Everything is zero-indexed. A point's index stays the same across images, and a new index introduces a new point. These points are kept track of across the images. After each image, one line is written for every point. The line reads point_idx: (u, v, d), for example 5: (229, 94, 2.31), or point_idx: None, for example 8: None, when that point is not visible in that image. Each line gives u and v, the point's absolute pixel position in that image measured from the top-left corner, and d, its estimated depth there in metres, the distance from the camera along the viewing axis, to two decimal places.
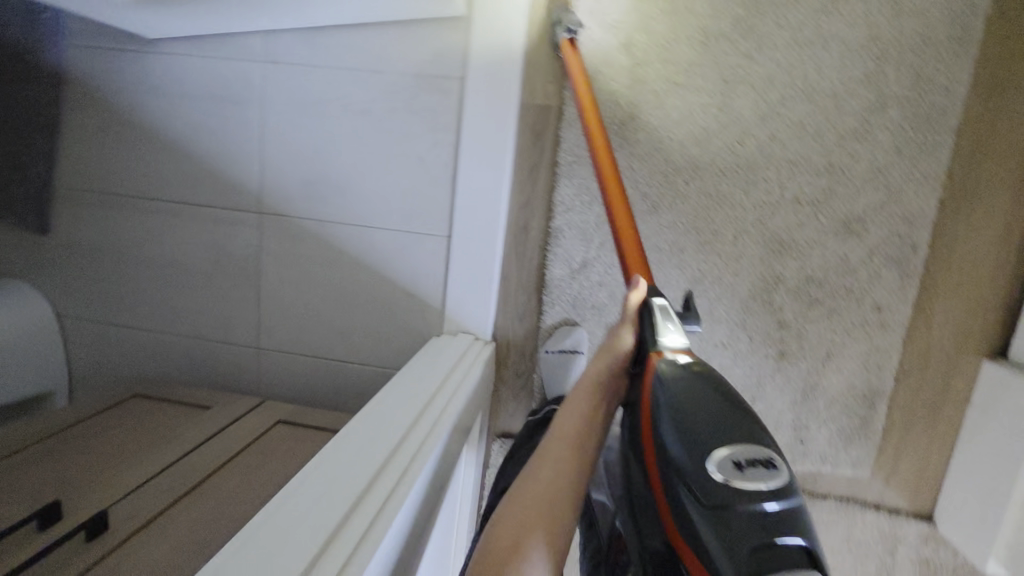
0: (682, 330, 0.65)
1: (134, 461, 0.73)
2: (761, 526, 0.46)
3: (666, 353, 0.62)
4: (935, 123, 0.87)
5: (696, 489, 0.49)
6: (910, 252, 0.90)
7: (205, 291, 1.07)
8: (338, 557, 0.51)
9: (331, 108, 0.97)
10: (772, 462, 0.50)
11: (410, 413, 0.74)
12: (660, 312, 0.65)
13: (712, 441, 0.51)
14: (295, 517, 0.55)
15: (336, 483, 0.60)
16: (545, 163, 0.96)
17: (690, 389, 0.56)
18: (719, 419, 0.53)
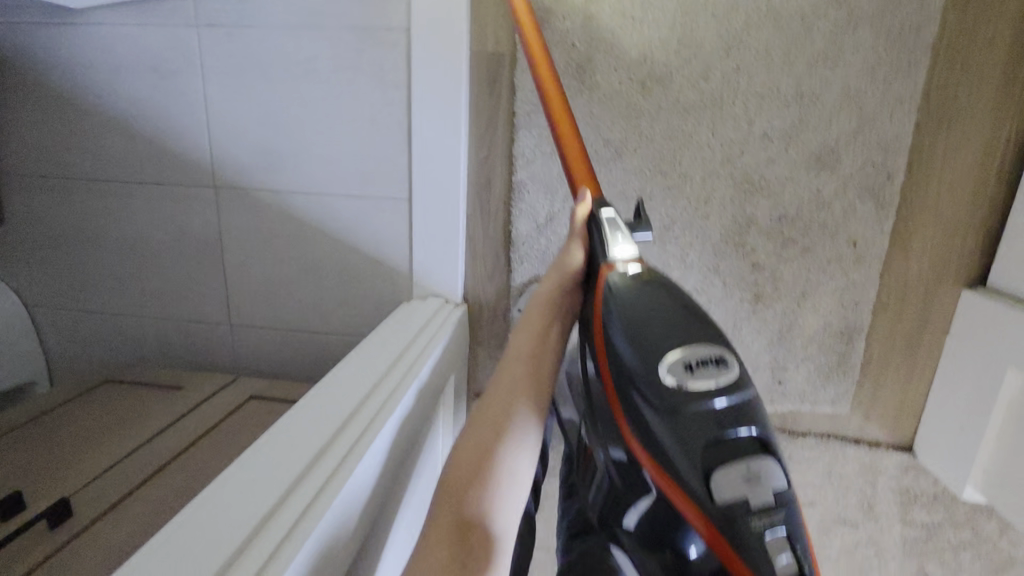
0: (632, 240, 0.63)
1: (102, 445, 0.74)
2: (713, 422, 0.48)
3: (617, 266, 0.61)
4: (909, 42, 0.82)
5: (652, 394, 0.50)
6: (885, 181, 0.86)
7: (170, 271, 1.05)
8: (292, 515, 0.50)
9: (274, 70, 0.92)
10: (721, 358, 0.51)
11: (377, 372, 0.73)
12: (607, 224, 0.63)
13: (665, 346, 0.52)
14: (252, 480, 0.54)
15: (295, 444, 0.59)
16: (502, 113, 0.91)
17: (640, 298, 0.56)
18: (671, 324, 0.53)
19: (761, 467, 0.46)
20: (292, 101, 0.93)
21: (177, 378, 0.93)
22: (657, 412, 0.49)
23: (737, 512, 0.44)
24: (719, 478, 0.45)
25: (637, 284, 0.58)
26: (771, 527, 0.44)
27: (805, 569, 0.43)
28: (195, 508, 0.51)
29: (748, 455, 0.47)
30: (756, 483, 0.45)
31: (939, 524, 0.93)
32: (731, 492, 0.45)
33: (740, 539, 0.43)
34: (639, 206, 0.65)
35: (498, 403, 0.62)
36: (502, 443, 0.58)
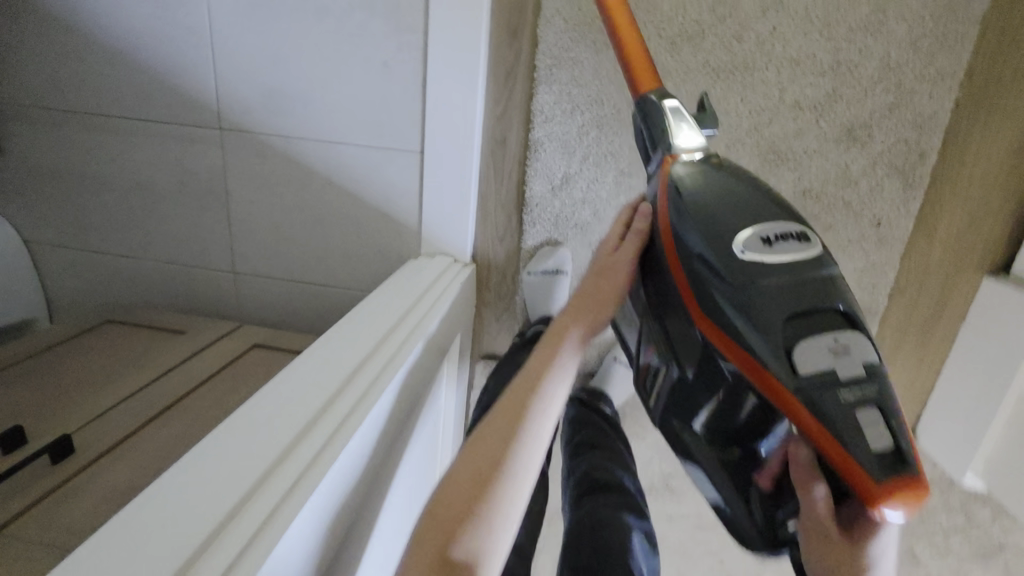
0: (698, 129, 0.62)
1: (103, 386, 0.73)
2: (792, 300, 0.48)
3: (681, 155, 0.60)
4: (956, 10, 0.77)
5: (726, 272, 0.50)
6: (916, 159, 0.83)
7: (173, 214, 1.02)
8: (297, 466, 0.49)
9: (285, 6, 0.87)
10: (803, 234, 0.52)
11: (385, 326, 0.72)
12: (670, 113, 0.62)
13: (741, 223, 0.52)
14: (256, 426, 0.53)
15: (300, 394, 0.58)
16: (522, 66, 0.87)
17: (715, 181, 0.56)
18: (746, 204, 0.53)
19: (847, 339, 0.46)
20: (303, 40, 0.88)
21: (178, 324, 0.92)
22: (735, 290, 0.49)
23: (822, 388, 0.44)
24: (803, 352, 0.45)
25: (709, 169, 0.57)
26: (860, 402, 0.43)
27: (903, 446, 0.42)
28: (198, 453, 0.49)
29: (832, 331, 0.47)
30: (844, 357, 0.45)
31: (933, 507, 0.94)
32: (815, 366, 0.45)
33: (828, 413, 0.43)
34: (702, 98, 0.65)
35: (496, 439, 0.54)
36: (496, 486, 0.51)
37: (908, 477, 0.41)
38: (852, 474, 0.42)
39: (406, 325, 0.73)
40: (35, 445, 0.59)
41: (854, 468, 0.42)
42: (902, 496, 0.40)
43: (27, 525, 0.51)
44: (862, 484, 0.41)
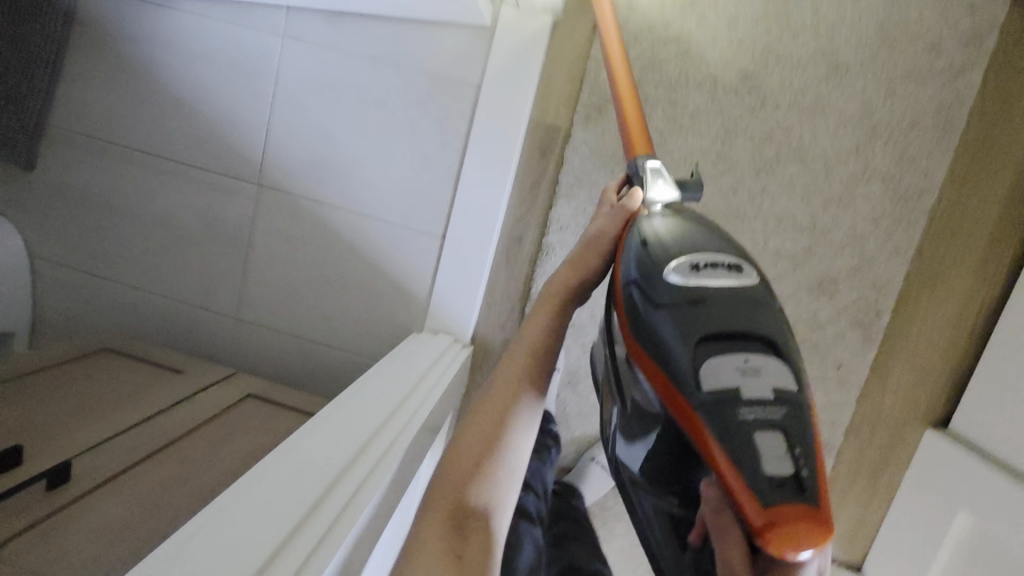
0: (674, 187, 0.61)
1: (100, 416, 0.73)
2: (711, 321, 0.46)
3: (649, 206, 0.59)
4: (911, 201, 0.92)
5: (652, 292, 0.50)
6: (874, 317, 0.96)
7: (191, 254, 1.06)
8: (320, 523, 0.50)
9: (345, 94, 0.98)
10: (733, 268, 0.50)
11: (396, 395, 0.75)
12: (648, 171, 0.62)
13: (670, 250, 0.51)
14: (279, 483, 0.54)
15: (322, 452, 0.60)
16: (546, 179, 0.98)
17: (665, 219, 0.55)
18: (684, 236, 0.52)
19: (760, 362, 0.44)
20: (355, 124, 0.98)
21: (177, 362, 0.93)
22: (654, 307, 0.49)
23: (718, 406, 0.42)
24: (709, 368, 0.44)
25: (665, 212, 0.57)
26: (760, 423, 0.41)
27: (801, 475, 0.40)
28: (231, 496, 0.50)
29: (747, 352, 0.45)
30: (753, 378, 0.43)
31: None
32: (720, 384, 0.43)
33: (725, 434, 0.41)
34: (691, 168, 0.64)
35: (485, 425, 0.57)
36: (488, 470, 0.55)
37: (797, 508, 0.38)
38: (741, 500, 0.40)
39: (418, 395, 0.78)
40: (35, 469, 0.59)
41: (743, 491, 0.40)
42: (787, 523, 0.38)
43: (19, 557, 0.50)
44: (752, 512, 0.39)
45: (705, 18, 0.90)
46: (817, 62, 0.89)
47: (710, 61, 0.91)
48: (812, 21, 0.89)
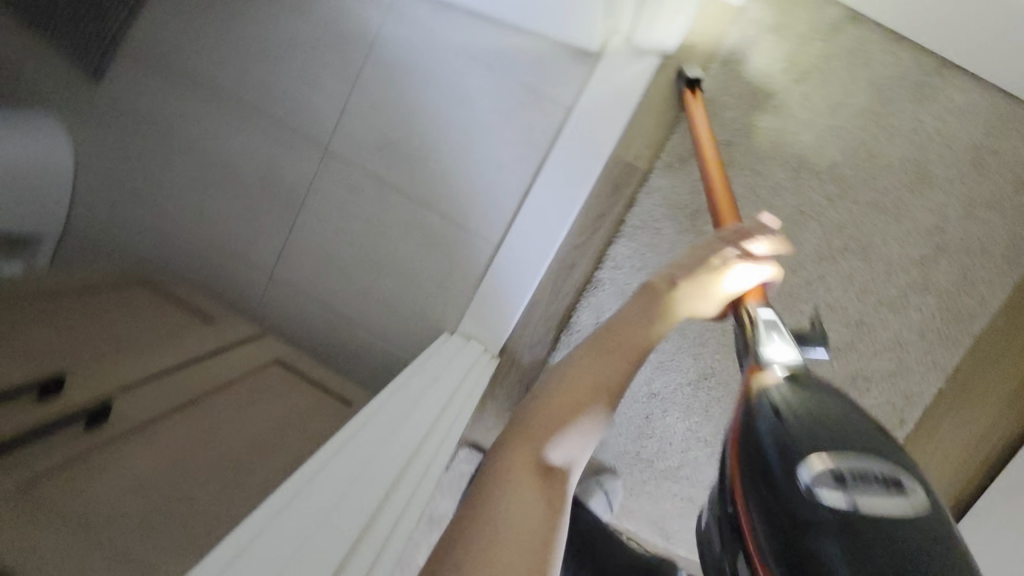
0: (791, 344, 0.57)
1: (133, 354, 0.72)
2: (868, 553, 0.41)
3: (767, 365, 0.55)
4: (962, 322, 0.92)
5: (795, 506, 0.45)
6: (897, 424, 0.95)
7: (241, 202, 1.04)
8: (366, 553, 0.50)
9: (435, 84, 0.97)
10: (894, 481, 0.45)
11: (435, 405, 0.74)
12: (762, 323, 0.58)
13: (811, 451, 0.46)
14: (323, 494, 0.53)
15: (366, 463, 0.59)
16: (612, 215, 0.98)
17: (792, 401, 0.51)
18: (825, 426, 0.48)
19: None
20: (438, 115, 0.97)
21: (213, 312, 0.92)
22: (801, 525, 0.44)
23: None
24: None
25: (792, 391, 0.52)
26: None
27: None
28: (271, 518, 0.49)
29: None
30: None
31: None
32: None
33: None
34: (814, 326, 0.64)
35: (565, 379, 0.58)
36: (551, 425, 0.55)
37: None
38: None
39: (453, 410, 0.76)
40: (69, 404, 0.59)
41: None
42: None
43: (43, 507, 0.50)
44: None
45: (810, 99, 0.90)
46: (906, 167, 0.90)
47: (801, 141, 0.91)
48: (911, 127, 0.89)
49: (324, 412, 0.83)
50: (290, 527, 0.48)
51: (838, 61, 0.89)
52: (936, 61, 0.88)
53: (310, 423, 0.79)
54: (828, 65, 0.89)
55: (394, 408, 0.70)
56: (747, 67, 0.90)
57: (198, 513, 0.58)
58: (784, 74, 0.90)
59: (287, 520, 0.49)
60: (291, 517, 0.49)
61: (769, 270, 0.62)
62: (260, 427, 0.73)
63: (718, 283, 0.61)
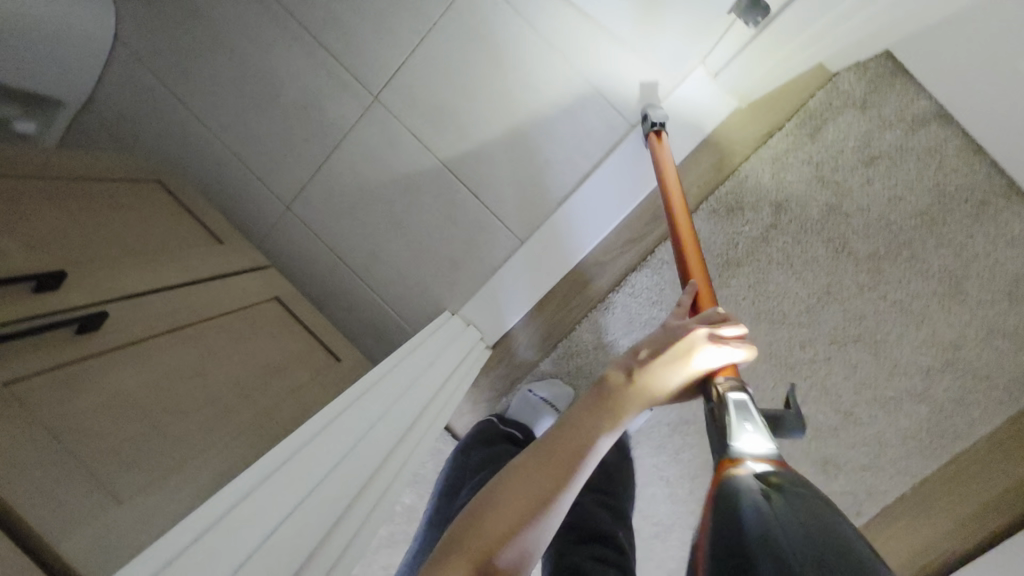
0: (769, 434, 0.47)
1: (139, 262, 0.70)
2: None
3: (740, 461, 0.45)
4: (945, 440, 0.92)
5: None
6: (852, 514, 0.95)
7: (276, 125, 1.01)
8: (345, 535, 0.51)
9: (506, 62, 0.93)
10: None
11: (421, 398, 0.74)
12: (732, 407, 0.49)
13: (758, 546, 0.33)
14: (299, 480, 0.53)
15: (344, 452, 0.59)
16: (643, 243, 0.96)
17: (763, 497, 0.38)
18: (787, 521, 0.35)
19: None
20: (500, 95, 0.95)
21: (224, 236, 0.91)
22: None
23: None
24: None
25: (765, 491, 0.39)
26: None
27: None
28: (244, 501, 0.49)
29: None
30: None
31: None
32: None
33: None
34: (790, 398, 0.53)
35: (518, 482, 0.47)
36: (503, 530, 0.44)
37: None
38: None
39: (437, 405, 0.76)
40: (53, 312, 0.56)
41: None
42: None
43: (23, 410, 0.47)
44: None
45: (873, 185, 0.88)
46: (941, 277, 0.89)
47: (850, 224, 0.89)
48: (961, 242, 0.87)
49: (311, 363, 0.83)
50: (265, 507, 0.49)
51: (913, 155, 0.86)
52: (1007, 184, 0.85)
53: (294, 372, 0.79)
54: (902, 157, 0.87)
55: (380, 394, 0.70)
56: (822, 136, 0.88)
57: (180, 444, 0.57)
58: (855, 153, 0.88)
59: (260, 502, 0.50)
60: (266, 498, 0.50)
61: (737, 349, 0.54)
62: (247, 364, 0.72)
63: (676, 366, 0.53)
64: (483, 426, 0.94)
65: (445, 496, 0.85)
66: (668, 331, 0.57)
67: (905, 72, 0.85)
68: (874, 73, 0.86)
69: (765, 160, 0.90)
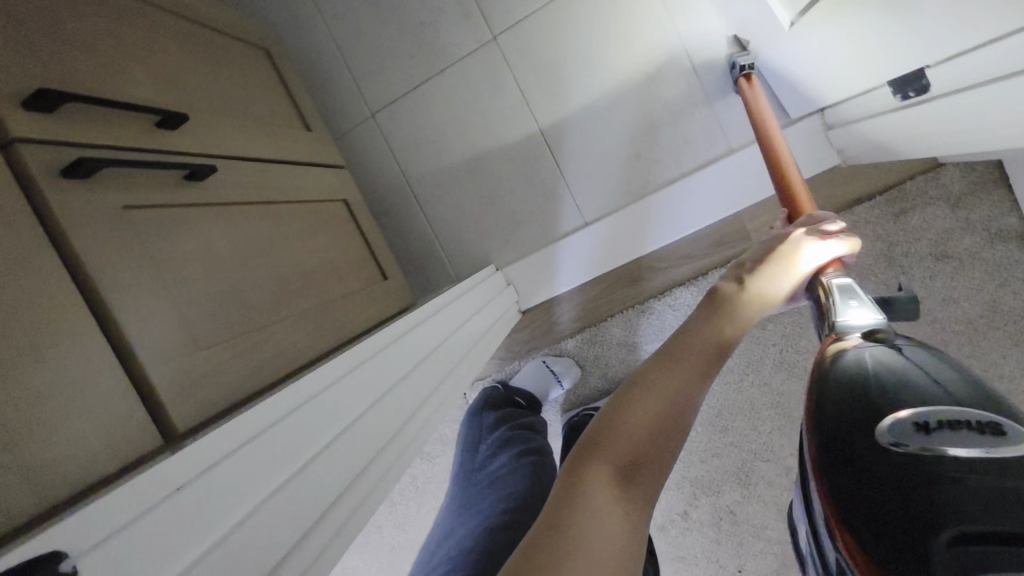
0: (875, 310, 0.51)
1: (238, 126, 0.70)
2: (957, 501, 0.36)
3: (848, 336, 0.50)
4: None
5: (862, 447, 0.41)
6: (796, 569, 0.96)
7: (388, 31, 1.01)
8: (397, 446, 0.54)
9: (632, 49, 0.95)
10: (993, 426, 0.38)
11: (461, 349, 0.76)
12: (835, 288, 0.53)
13: (892, 401, 0.42)
14: (363, 391, 0.53)
15: (398, 382, 0.59)
16: (699, 262, 0.97)
17: (886, 361, 0.45)
18: (916, 380, 0.43)
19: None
20: (614, 77, 0.96)
21: (312, 123, 0.91)
22: (860, 462, 0.40)
23: None
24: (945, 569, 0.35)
25: (886, 355, 0.46)
26: None
27: None
28: (317, 391, 0.48)
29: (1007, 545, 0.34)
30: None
31: None
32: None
33: None
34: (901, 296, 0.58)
35: (653, 388, 0.42)
36: (643, 428, 0.40)
37: None
38: None
39: (473, 358, 0.78)
40: (162, 150, 0.57)
41: None
42: None
43: (131, 235, 0.49)
44: None
45: (933, 280, 0.89)
46: None
47: None
48: (994, 359, 0.88)
49: (363, 273, 0.85)
50: (332, 407, 0.48)
51: (982, 265, 0.87)
52: None
53: (349, 277, 0.81)
54: (971, 263, 0.88)
55: (427, 335, 0.71)
56: (905, 220, 0.90)
57: (251, 312, 0.59)
58: (928, 245, 0.89)
59: (332, 399, 0.49)
60: (337, 397, 0.49)
61: (839, 241, 0.56)
62: (314, 256, 0.74)
63: (787, 263, 0.54)
64: (490, 393, 0.98)
65: (465, 456, 0.87)
66: (774, 240, 0.59)
67: (1005, 184, 0.86)
68: (976, 176, 0.87)
69: (842, 224, 0.93)
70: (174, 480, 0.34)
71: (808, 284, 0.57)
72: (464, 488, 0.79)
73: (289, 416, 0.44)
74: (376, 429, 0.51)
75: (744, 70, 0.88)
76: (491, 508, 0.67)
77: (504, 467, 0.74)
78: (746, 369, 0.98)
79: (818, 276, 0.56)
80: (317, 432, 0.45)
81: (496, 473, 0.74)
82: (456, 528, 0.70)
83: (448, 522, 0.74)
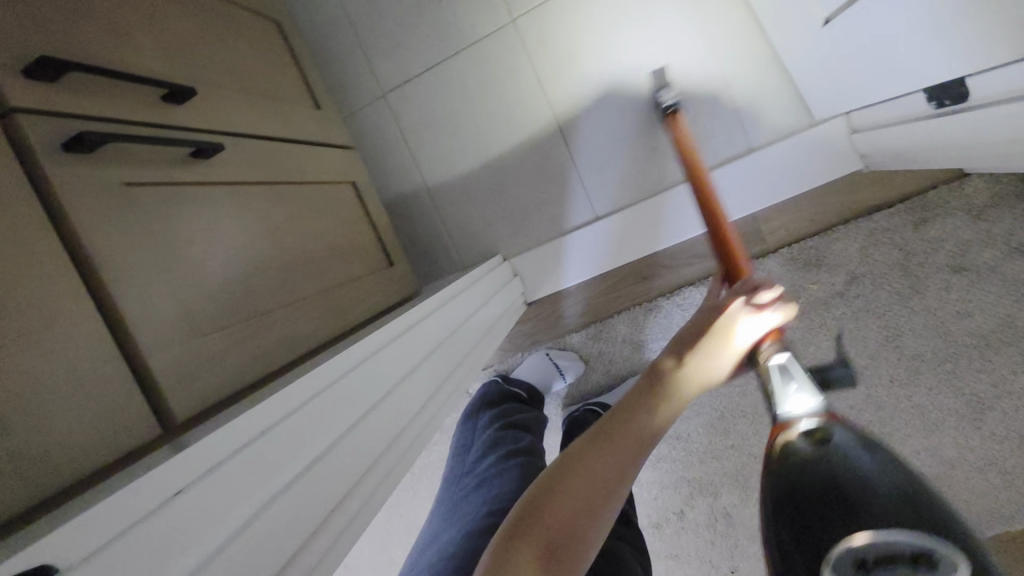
0: (814, 390, 0.43)
1: (247, 103, 0.68)
2: None
3: (792, 428, 0.42)
4: None
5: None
6: None
7: (404, 9, 0.98)
8: (399, 443, 0.53)
9: (655, 40, 0.92)
10: (928, 556, 0.33)
11: (466, 343, 0.75)
12: (773, 371, 0.44)
13: (831, 528, 0.36)
14: (368, 385, 0.52)
15: (404, 377, 0.58)
16: (710, 262, 0.96)
17: (827, 465, 0.39)
18: (856, 496, 0.36)
19: None
20: (635, 69, 0.93)
21: (321, 100, 0.89)
22: None
23: None
24: None
25: (822, 453, 0.40)
26: None
27: None
28: (324, 384, 0.47)
29: None
30: None
31: None
32: None
33: None
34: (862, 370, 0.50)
35: (583, 467, 0.40)
36: (569, 513, 0.38)
37: None
38: None
39: (476, 353, 0.77)
40: (168, 125, 0.54)
41: None
42: None
43: (134, 215, 0.47)
44: None
45: (949, 292, 0.88)
46: (969, 398, 0.88)
47: (912, 319, 0.89)
48: (1004, 374, 0.86)
49: (369, 259, 0.83)
50: (336, 403, 0.47)
51: (1000, 280, 0.85)
52: None
53: (355, 262, 0.79)
54: (989, 276, 0.86)
55: (435, 327, 0.70)
56: (924, 229, 0.88)
57: (255, 298, 0.57)
58: (946, 256, 0.88)
59: (340, 393, 0.48)
60: (342, 391, 0.48)
61: (772, 312, 0.48)
62: (322, 240, 0.73)
63: (716, 345, 0.47)
64: (488, 388, 0.95)
65: (456, 452, 0.85)
66: (710, 312, 0.51)
67: None
68: (1002, 188, 0.85)
69: (859, 230, 0.91)
70: (174, 483, 0.32)
71: (749, 360, 0.48)
72: (451, 487, 0.78)
73: (295, 412, 0.42)
74: (379, 429, 0.50)
75: (669, 107, 0.88)
76: (476, 512, 0.66)
77: (491, 470, 0.73)
78: (752, 373, 0.96)
79: (757, 351, 0.47)
80: (318, 433, 0.43)
81: (484, 475, 0.72)
82: (443, 532, 0.68)
83: (437, 522, 0.72)
